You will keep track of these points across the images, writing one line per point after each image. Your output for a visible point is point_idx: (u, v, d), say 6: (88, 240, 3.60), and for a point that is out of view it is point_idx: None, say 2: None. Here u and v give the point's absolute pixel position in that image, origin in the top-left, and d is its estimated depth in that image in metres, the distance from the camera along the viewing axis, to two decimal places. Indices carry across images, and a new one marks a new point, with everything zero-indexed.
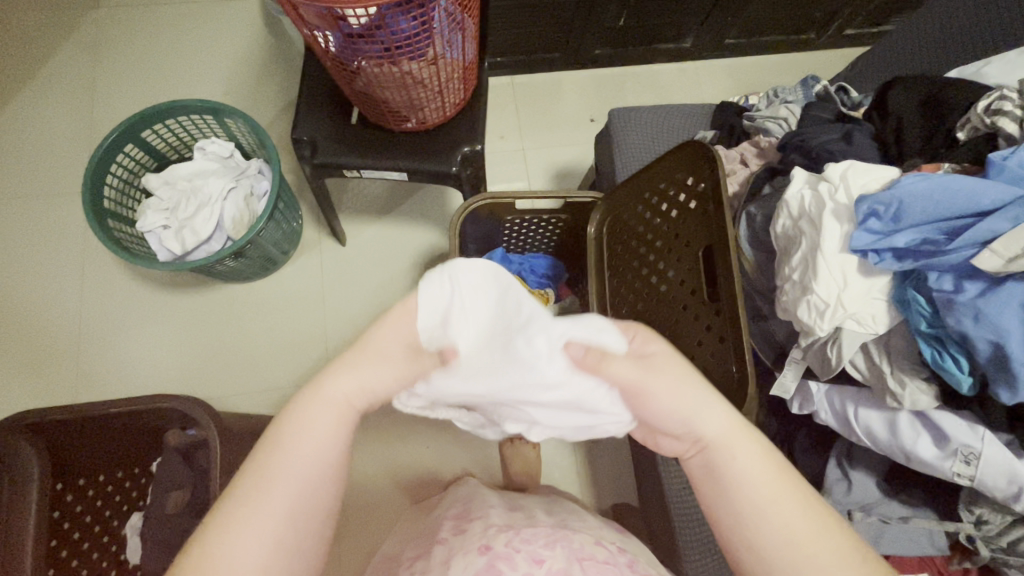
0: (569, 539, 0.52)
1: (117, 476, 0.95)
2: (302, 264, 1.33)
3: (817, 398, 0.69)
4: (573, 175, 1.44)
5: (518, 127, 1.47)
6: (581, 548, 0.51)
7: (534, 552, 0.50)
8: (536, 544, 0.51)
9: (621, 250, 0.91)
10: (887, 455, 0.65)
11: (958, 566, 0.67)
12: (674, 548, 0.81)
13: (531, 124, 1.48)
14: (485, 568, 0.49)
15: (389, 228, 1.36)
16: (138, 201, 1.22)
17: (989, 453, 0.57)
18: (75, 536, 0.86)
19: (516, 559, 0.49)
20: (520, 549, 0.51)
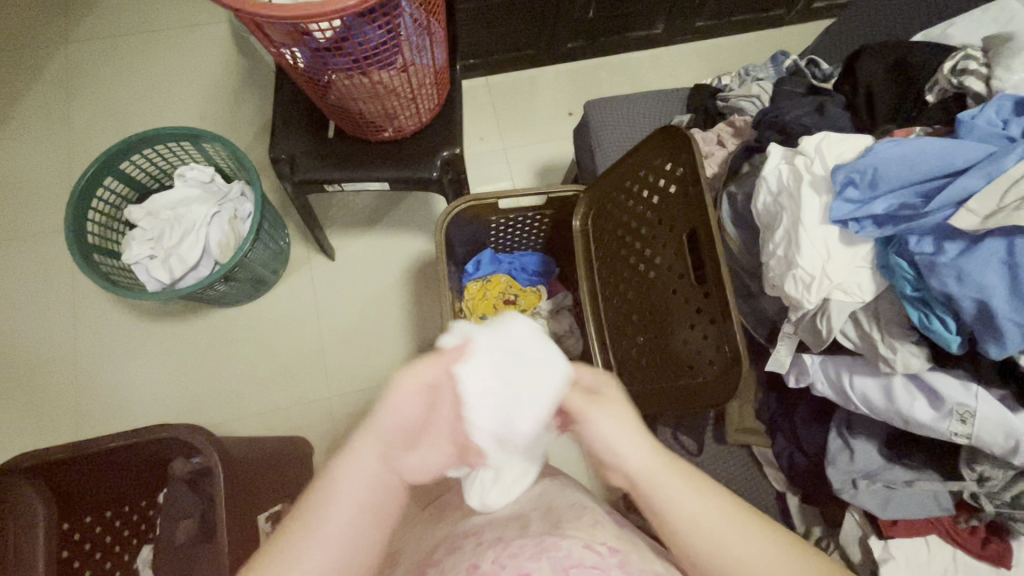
0: None
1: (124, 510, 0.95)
2: (293, 282, 1.33)
3: (812, 370, 0.69)
4: (556, 171, 1.44)
5: (497, 127, 1.47)
6: None
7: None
8: None
9: (608, 241, 0.92)
10: (885, 421, 0.65)
11: (966, 525, 0.68)
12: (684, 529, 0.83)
13: (510, 123, 1.48)
14: None
15: (377, 239, 1.36)
16: (123, 233, 1.21)
17: (984, 410, 0.57)
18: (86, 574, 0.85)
19: None
20: None
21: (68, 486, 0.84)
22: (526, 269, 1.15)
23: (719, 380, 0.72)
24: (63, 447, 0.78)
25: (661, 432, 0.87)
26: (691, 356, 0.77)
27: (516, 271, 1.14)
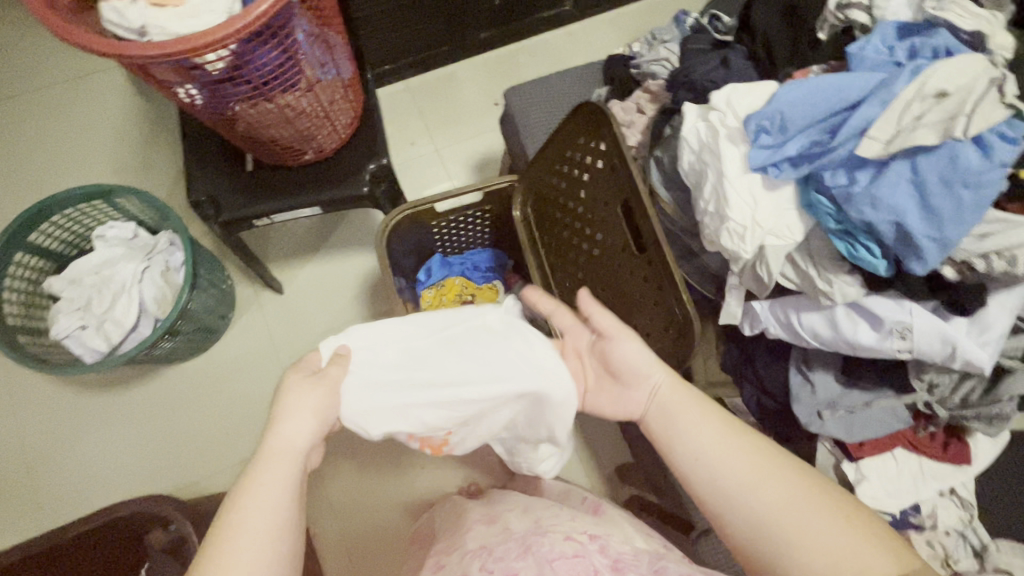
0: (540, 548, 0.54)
1: None
2: (245, 323, 1.28)
3: (763, 315, 0.72)
4: (493, 163, 1.43)
5: (425, 129, 1.45)
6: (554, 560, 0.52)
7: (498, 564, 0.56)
8: None
9: (550, 226, 0.92)
10: (837, 350, 0.68)
11: (926, 432, 0.72)
12: None
13: (438, 123, 1.45)
14: None
15: (325, 263, 1.33)
16: (48, 308, 1.14)
17: (920, 324, 0.60)
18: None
19: None
20: None
21: None
22: (478, 267, 1.13)
23: (675, 343, 0.74)
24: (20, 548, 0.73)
25: None
26: (648, 324, 0.78)
27: (469, 271, 1.13)
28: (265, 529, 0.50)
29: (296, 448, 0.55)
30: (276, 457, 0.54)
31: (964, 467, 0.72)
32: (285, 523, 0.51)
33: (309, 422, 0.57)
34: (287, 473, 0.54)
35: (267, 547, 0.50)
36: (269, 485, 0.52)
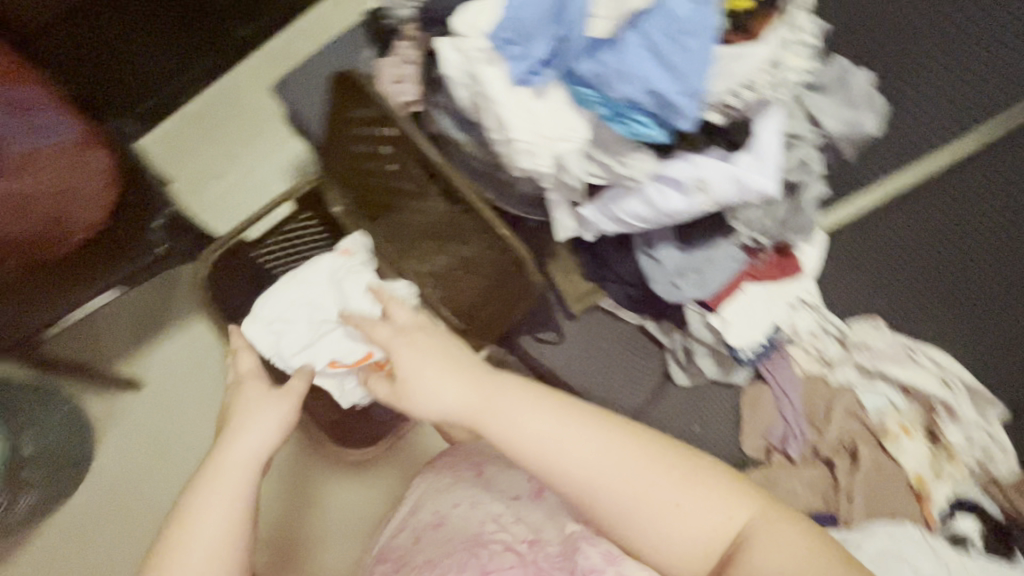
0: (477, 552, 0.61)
1: None
2: (114, 439, 1.14)
3: (592, 218, 0.73)
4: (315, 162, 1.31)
5: (225, 155, 1.27)
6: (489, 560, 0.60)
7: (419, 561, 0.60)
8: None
9: (380, 208, 0.87)
10: (664, 223, 0.71)
11: (762, 260, 0.78)
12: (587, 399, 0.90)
13: (233, 140, 1.28)
14: None
15: (175, 338, 1.18)
16: None
17: (712, 173, 0.63)
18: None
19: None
20: None
21: None
22: None
23: (523, 278, 0.75)
24: None
25: (525, 341, 0.90)
26: (499, 269, 0.78)
27: None
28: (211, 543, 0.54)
29: (244, 463, 0.59)
30: (231, 468, 0.58)
31: (799, 277, 0.80)
32: (234, 529, 0.55)
33: (259, 445, 0.61)
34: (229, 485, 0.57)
35: (212, 547, 0.54)
36: (215, 499, 0.56)
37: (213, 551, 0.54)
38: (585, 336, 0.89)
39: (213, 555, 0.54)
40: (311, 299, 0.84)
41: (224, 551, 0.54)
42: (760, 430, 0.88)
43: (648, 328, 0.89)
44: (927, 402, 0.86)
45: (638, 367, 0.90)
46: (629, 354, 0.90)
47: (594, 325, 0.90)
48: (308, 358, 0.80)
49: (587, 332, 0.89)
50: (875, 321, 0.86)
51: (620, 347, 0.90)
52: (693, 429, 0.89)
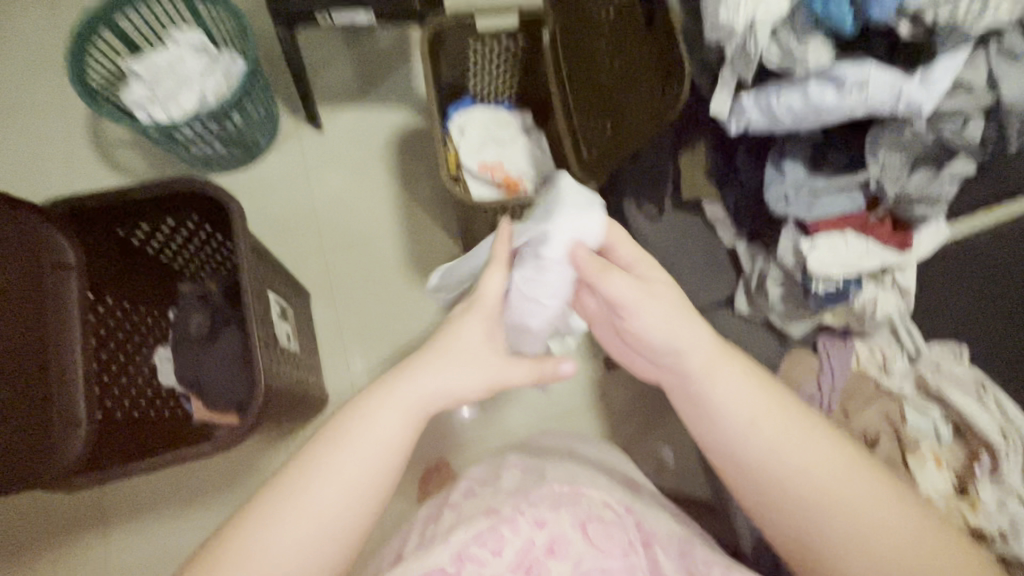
0: (579, 504, 0.71)
1: (143, 312, 0.98)
2: (283, 149, 1.42)
3: (747, 108, 0.81)
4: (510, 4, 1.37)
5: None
6: (586, 514, 0.70)
7: (540, 516, 0.69)
8: (540, 509, 0.69)
9: (584, 55, 1.01)
10: (811, 126, 0.78)
11: (874, 217, 0.82)
12: None
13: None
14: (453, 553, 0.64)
15: (363, 111, 1.46)
16: (118, 80, 1.24)
17: (876, 76, 0.69)
18: (119, 361, 0.91)
19: (518, 523, 0.68)
20: (524, 511, 0.69)
21: (102, 279, 0.88)
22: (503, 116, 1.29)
23: (663, 84, 0.83)
24: (91, 224, 0.83)
25: (628, 206, 1.00)
26: (647, 107, 0.87)
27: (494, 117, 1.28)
28: (343, 492, 0.60)
29: (364, 469, 0.61)
30: (347, 467, 0.60)
31: (902, 253, 0.83)
32: (366, 485, 0.61)
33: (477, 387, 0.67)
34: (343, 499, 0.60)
35: (335, 504, 0.59)
36: (332, 489, 0.59)
37: (337, 504, 0.59)
38: (678, 228, 0.98)
39: (339, 504, 0.59)
40: (504, 135, 1.24)
41: (351, 502, 0.60)
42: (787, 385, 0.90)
43: (737, 250, 0.95)
44: (974, 447, 0.82)
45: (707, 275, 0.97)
46: (706, 263, 0.97)
47: (690, 225, 0.98)
48: (488, 164, 1.19)
49: (681, 227, 0.98)
50: (960, 351, 0.87)
51: (701, 253, 0.97)
52: None
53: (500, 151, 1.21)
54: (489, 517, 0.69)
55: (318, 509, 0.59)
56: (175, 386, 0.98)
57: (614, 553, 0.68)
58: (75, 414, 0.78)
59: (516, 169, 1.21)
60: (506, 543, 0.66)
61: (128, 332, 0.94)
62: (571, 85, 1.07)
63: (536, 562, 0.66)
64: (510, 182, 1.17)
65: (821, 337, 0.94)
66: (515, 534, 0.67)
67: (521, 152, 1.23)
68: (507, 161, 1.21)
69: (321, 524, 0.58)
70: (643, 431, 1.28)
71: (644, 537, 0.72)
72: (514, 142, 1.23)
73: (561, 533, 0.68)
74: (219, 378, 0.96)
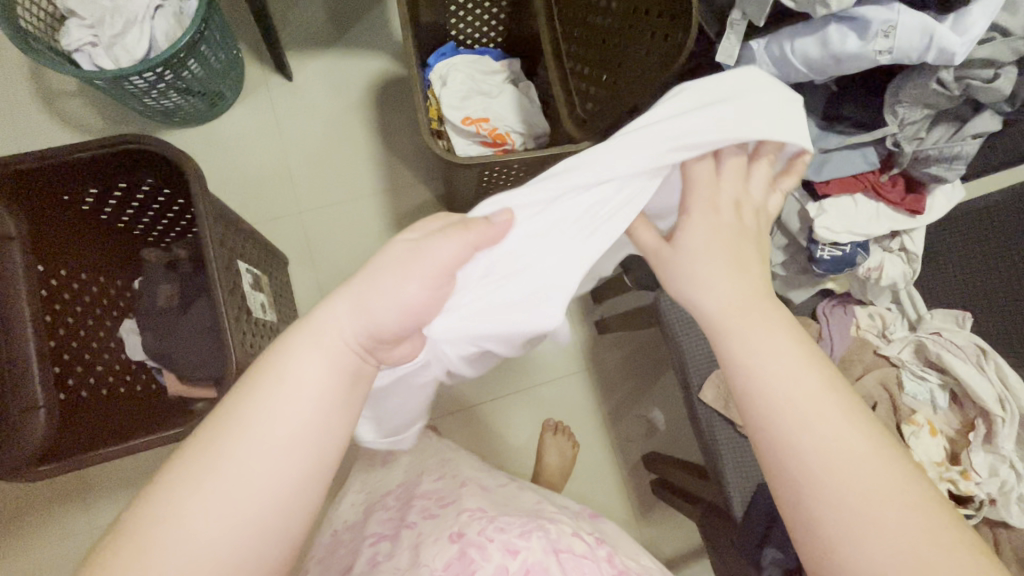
0: (547, 530, 0.61)
1: (104, 284, 0.91)
2: (250, 101, 1.31)
3: (757, 56, 0.74)
4: None
5: None
6: (559, 540, 0.60)
7: (511, 543, 0.59)
8: (509, 533, 0.60)
9: None
10: (826, 77, 0.71)
11: (887, 178, 0.76)
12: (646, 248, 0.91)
13: None
14: (459, 554, 0.58)
15: (336, 58, 1.33)
16: (57, 22, 1.11)
17: (904, 20, 0.62)
18: (80, 338, 0.86)
19: (490, 547, 0.58)
20: (495, 537, 0.59)
21: (52, 251, 0.81)
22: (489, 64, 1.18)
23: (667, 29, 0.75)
24: (34, 190, 0.75)
25: None
26: (649, 57, 0.79)
27: None
28: (275, 473, 0.40)
29: (301, 428, 0.41)
30: (271, 432, 0.40)
31: (914, 217, 0.78)
32: (309, 453, 0.41)
33: (395, 315, 0.44)
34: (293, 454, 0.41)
35: (265, 488, 0.40)
36: (254, 465, 0.40)
37: (264, 490, 0.40)
38: None
39: (272, 488, 0.40)
40: (489, 84, 1.13)
41: (286, 484, 0.40)
42: None
43: None
44: (971, 416, 0.80)
45: None
46: None
47: None
48: (472, 116, 1.09)
49: None
50: (963, 318, 0.83)
51: None
52: None
53: (486, 102, 1.11)
54: (456, 542, 0.59)
55: (231, 495, 0.39)
56: (144, 361, 0.93)
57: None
58: (35, 400, 0.74)
59: (503, 122, 1.11)
60: (476, 569, 0.57)
61: (89, 307, 0.88)
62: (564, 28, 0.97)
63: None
64: (496, 136, 1.08)
65: (821, 303, 0.90)
66: (488, 561, 0.57)
67: (508, 103, 1.12)
68: (492, 113, 1.11)
69: (242, 521, 0.39)
70: (635, 397, 1.26)
71: (621, 572, 0.61)
72: (502, 92, 1.13)
73: (540, 564, 0.57)
74: (189, 352, 0.89)
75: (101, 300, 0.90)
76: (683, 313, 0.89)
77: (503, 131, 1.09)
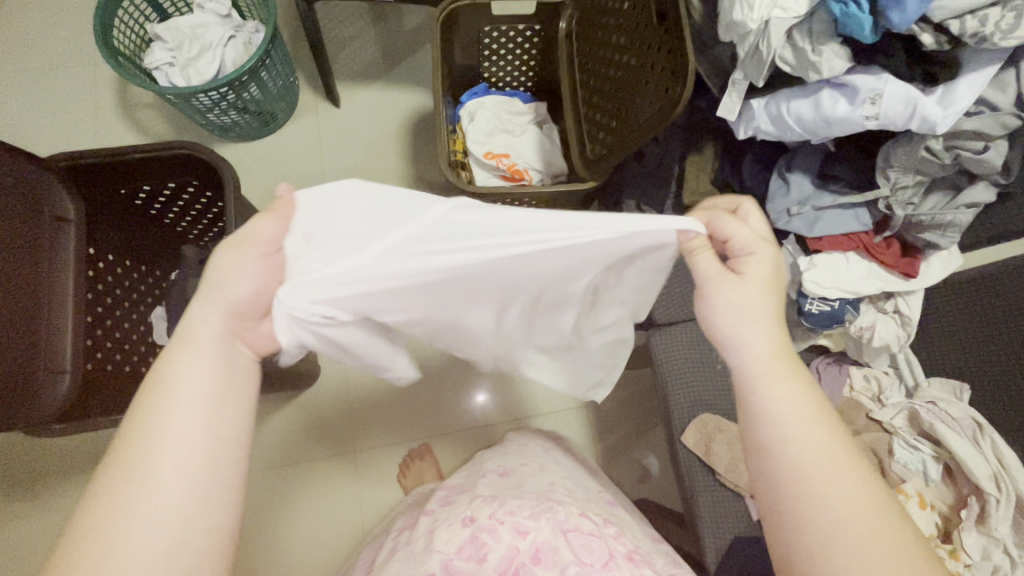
0: (556, 512, 0.61)
1: (143, 271, 1.01)
2: (300, 123, 1.44)
3: (756, 114, 0.78)
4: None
5: None
6: (567, 521, 0.60)
7: (522, 524, 0.59)
8: (521, 516, 0.60)
9: (598, 47, 0.98)
10: (819, 137, 0.74)
11: (880, 238, 0.78)
12: None
13: None
14: (471, 538, 0.59)
15: (382, 90, 1.46)
16: (144, 45, 1.27)
17: (891, 89, 0.65)
18: (114, 317, 0.94)
19: (501, 531, 0.59)
20: (505, 520, 0.60)
21: (102, 239, 0.91)
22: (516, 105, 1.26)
23: (670, 84, 0.80)
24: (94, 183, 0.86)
25: (628, 205, 0.94)
26: (652, 109, 0.84)
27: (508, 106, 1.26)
28: (190, 466, 0.43)
29: (205, 417, 0.45)
30: (182, 428, 0.44)
31: (907, 280, 0.78)
32: (219, 437, 0.45)
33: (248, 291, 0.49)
34: (195, 430, 0.44)
35: (187, 473, 0.43)
36: (182, 454, 0.43)
37: (193, 477, 0.43)
38: None
39: (194, 473, 0.43)
40: (515, 123, 1.21)
41: (204, 467, 0.44)
42: None
43: None
44: (965, 492, 0.77)
45: None
46: None
47: None
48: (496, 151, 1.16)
49: None
50: (960, 389, 0.82)
51: None
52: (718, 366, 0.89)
53: (510, 138, 1.18)
54: (470, 525, 0.60)
55: (159, 490, 0.42)
56: (167, 345, 1.01)
57: (596, 564, 0.56)
58: (59, 364, 0.81)
59: (525, 159, 1.17)
60: (488, 552, 0.58)
61: (127, 291, 0.98)
62: (585, 78, 1.03)
63: (523, 569, 0.56)
64: (516, 172, 1.14)
65: (815, 360, 0.90)
66: (498, 543, 0.58)
67: (532, 142, 1.19)
68: (516, 150, 1.17)
69: (176, 516, 0.42)
70: (632, 441, 1.20)
71: (631, 550, 0.60)
72: (526, 131, 1.20)
73: (547, 545, 0.58)
74: None
75: (137, 285, 1.00)
76: (672, 355, 0.89)
77: (523, 168, 1.16)
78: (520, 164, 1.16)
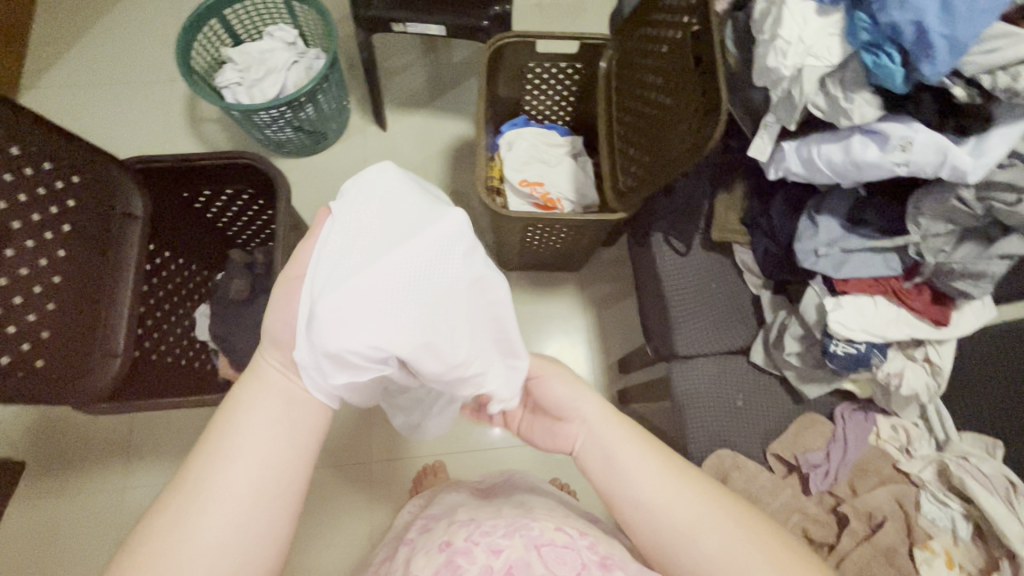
0: (529, 528, 0.60)
1: (193, 270, 1.08)
2: (348, 143, 1.53)
3: (787, 156, 0.80)
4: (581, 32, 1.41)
5: (549, 21, 1.43)
6: (540, 535, 0.59)
7: (495, 543, 0.59)
8: (494, 536, 0.59)
9: (636, 86, 1.03)
10: (850, 181, 0.75)
11: (910, 285, 0.78)
12: (665, 320, 0.94)
13: (567, 22, 1.43)
14: (446, 561, 0.59)
15: (427, 117, 1.54)
16: (217, 65, 1.39)
17: (922, 137, 0.66)
18: (163, 311, 1.01)
19: (475, 553, 0.58)
20: (480, 542, 0.60)
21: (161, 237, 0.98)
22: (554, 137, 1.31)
23: (703, 124, 0.83)
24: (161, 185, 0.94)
25: (655, 237, 0.96)
26: (684, 146, 0.87)
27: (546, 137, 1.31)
28: (247, 494, 0.46)
29: (264, 453, 0.47)
30: (235, 462, 0.46)
31: (938, 329, 0.78)
32: (275, 470, 0.47)
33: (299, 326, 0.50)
34: (247, 464, 0.46)
35: (244, 502, 0.45)
36: (237, 484, 0.45)
37: (249, 502, 0.45)
38: (705, 268, 0.95)
39: (248, 503, 0.45)
40: (551, 154, 1.25)
41: (259, 497, 0.46)
42: (795, 450, 0.85)
43: (761, 298, 0.92)
44: (996, 555, 0.74)
45: (727, 321, 0.93)
46: (730, 308, 0.94)
47: (717, 268, 0.95)
48: (531, 179, 1.21)
49: (707, 268, 0.95)
50: (993, 446, 0.80)
51: (726, 296, 0.94)
52: (738, 403, 0.89)
53: (546, 168, 1.23)
54: (445, 550, 0.60)
55: (214, 517, 0.44)
56: (207, 341, 1.07)
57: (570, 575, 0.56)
58: (113, 350, 0.86)
59: (558, 189, 1.21)
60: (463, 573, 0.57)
61: (177, 287, 1.04)
62: (621, 114, 1.08)
63: None
64: (549, 200, 1.18)
65: (840, 404, 0.88)
66: (472, 564, 0.57)
67: (567, 173, 1.23)
68: (550, 180, 1.21)
69: (233, 539, 0.45)
70: None
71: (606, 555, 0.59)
72: (562, 161, 1.24)
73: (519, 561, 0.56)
74: (242, 337, 1.02)
75: (186, 282, 1.07)
76: (692, 387, 0.89)
77: (557, 196, 1.20)
78: (553, 193, 1.20)
